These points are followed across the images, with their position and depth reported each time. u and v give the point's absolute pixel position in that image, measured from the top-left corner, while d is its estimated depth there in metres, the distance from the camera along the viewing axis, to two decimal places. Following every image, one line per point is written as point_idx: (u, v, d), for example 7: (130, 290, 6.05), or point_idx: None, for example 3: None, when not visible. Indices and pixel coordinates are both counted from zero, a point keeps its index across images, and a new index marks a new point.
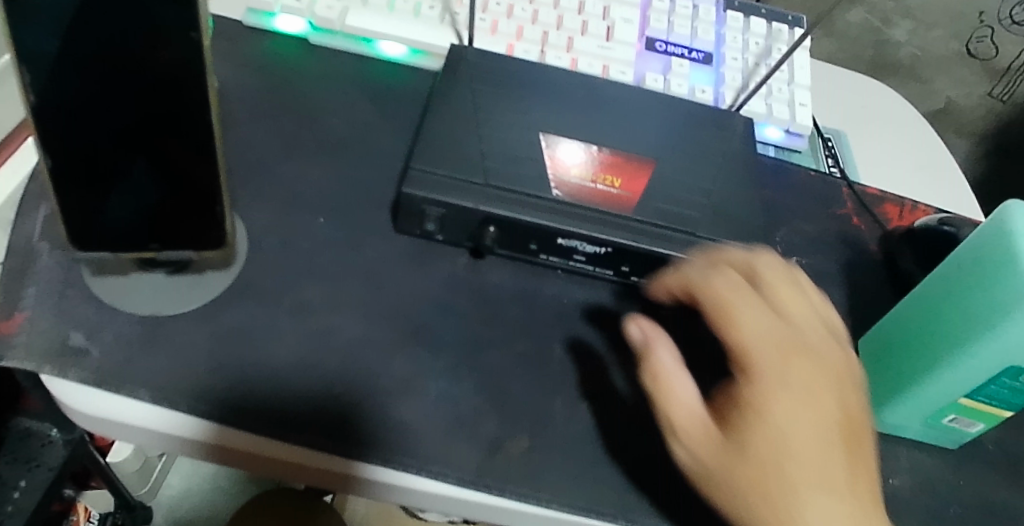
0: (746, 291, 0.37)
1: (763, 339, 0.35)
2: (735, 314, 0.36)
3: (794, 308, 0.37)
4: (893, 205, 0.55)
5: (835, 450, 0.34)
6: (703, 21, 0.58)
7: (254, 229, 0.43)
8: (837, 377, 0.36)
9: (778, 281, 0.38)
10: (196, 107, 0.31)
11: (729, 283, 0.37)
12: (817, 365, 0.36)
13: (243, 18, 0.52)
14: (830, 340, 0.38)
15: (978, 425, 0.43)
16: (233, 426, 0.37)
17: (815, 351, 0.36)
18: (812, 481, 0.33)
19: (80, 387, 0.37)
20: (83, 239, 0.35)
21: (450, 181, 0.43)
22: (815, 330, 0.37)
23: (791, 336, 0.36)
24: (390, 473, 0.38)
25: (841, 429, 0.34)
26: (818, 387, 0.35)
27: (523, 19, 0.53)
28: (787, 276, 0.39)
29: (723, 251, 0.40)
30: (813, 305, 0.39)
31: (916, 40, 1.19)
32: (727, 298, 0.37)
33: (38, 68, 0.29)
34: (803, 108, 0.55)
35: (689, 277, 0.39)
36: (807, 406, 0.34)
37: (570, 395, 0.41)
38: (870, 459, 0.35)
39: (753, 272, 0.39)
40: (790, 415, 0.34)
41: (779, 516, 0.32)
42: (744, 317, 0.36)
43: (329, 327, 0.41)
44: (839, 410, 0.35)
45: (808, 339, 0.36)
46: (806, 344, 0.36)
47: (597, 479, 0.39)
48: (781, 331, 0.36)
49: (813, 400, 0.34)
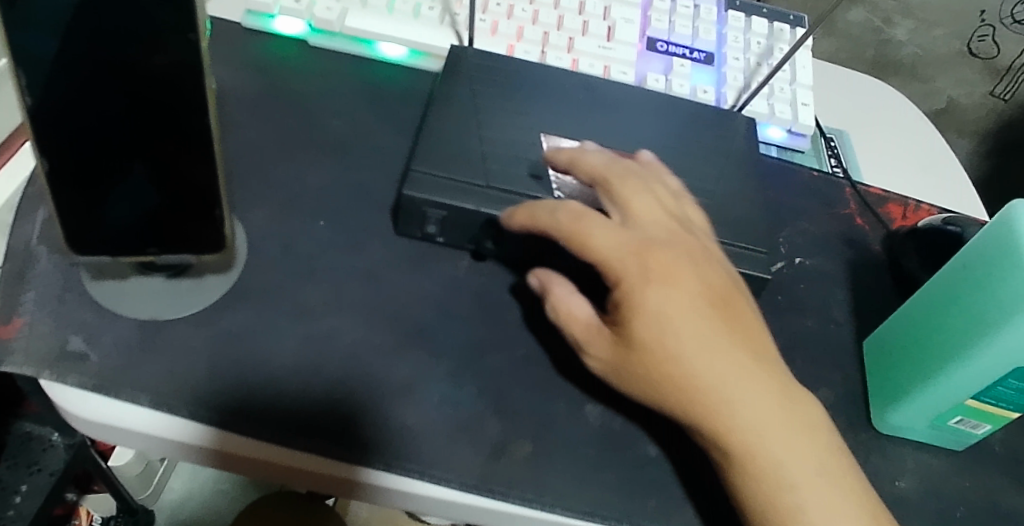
0: (589, 211, 0.38)
1: (616, 246, 0.37)
2: (585, 234, 0.37)
3: (638, 206, 0.39)
4: (897, 205, 0.55)
5: (709, 319, 0.36)
6: (705, 21, 0.57)
7: (254, 232, 0.43)
8: (690, 251, 0.38)
9: (622, 183, 0.40)
10: (196, 110, 0.31)
11: (574, 207, 0.38)
12: (671, 252, 0.37)
13: (242, 20, 0.52)
14: (676, 226, 0.39)
15: (984, 426, 0.42)
16: (234, 431, 0.37)
17: (665, 241, 0.38)
18: (703, 359, 0.35)
19: (79, 392, 0.37)
20: (80, 243, 0.35)
21: (450, 183, 0.42)
22: (658, 217, 0.39)
23: (639, 238, 0.37)
24: (393, 478, 0.37)
25: (711, 304, 0.37)
26: (680, 273, 0.37)
27: (523, 20, 0.53)
28: (626, 175, 0.41)
29: (578, 160, 0.42)
30: (660, 196, 0.41)
31: (916, 39, 1.19)
32: (573, 220, 0.38)
33: (35, 69, 0.28)
34: (805, 107, 0.55)
35: (534, 210, 0.39)
36: (674, 288, 0.36)
37: (574, 399, 0.41)
38: (745, 316, 0.38)
39: (601, 178, 0.41)
40: (662, 308, 0.35)
41: (689, 400, 0.35)
42: (594, 233, 0.37)
43: (330, 331, 0.41)
44: (700, 285, 0.37)
45: (653, 234, 0.38)
46: (648, 238, 0.38)
47: (601, 484, 0.39)
48: (629, 237, 0.37)
49: (675, 282, 0.36)
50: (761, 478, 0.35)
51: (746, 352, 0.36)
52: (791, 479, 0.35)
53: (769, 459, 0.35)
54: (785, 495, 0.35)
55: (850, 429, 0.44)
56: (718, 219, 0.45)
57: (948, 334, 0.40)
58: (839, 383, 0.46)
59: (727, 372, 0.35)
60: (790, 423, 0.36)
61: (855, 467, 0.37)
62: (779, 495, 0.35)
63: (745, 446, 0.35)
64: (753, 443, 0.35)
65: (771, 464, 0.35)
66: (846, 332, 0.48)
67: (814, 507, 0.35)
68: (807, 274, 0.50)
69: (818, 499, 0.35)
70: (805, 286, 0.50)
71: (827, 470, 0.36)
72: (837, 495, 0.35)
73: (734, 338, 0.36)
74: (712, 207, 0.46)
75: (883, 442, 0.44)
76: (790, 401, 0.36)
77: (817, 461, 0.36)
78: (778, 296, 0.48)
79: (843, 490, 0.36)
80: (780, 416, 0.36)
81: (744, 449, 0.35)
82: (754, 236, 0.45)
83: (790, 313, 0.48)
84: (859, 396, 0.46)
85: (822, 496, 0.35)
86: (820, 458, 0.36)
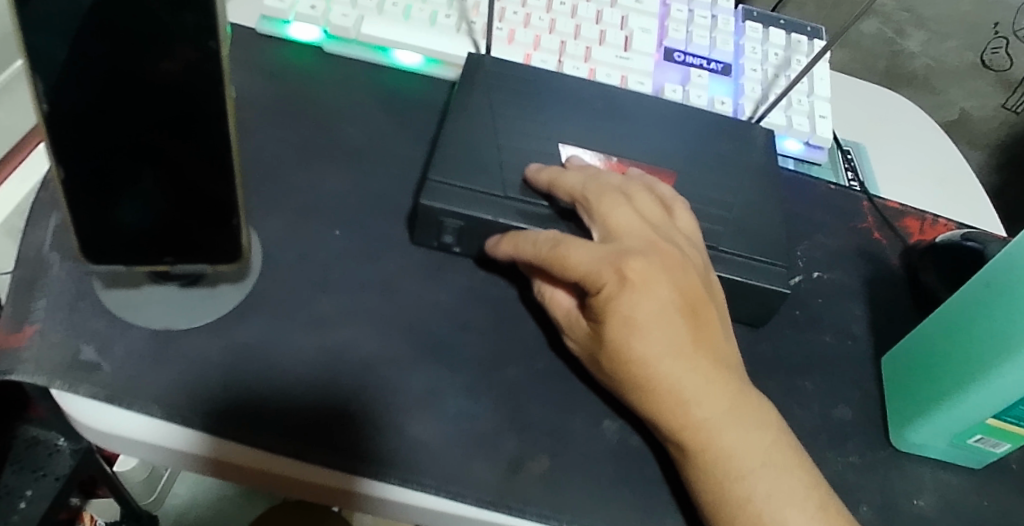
0: (566, 236, 0.38)
1: (592, 257, 0.36)
2: (562, 247, 0.37)
3: (616, 218, 0.39)
4: (914, 219, 0.54)
5: (676, 323, 0.36)
6: (722, 31, 0.57)
7: (268, 241, 0.43)
8: (667, 258, 0.37)
9: (601, 195, 0.40)
10: (215, 118, 0.31)
11: (551, 235, 0.38)
12: (646, 260, 0.36)
13: (256, 26, 0.52)
14: (654, 235, 0.38)
15: (1004, 446, 0.41)
16: (248, 444, 0.36)
17: (641, 250, 0.37)
18: (670, 366, 0.35)
19: (90, 402, 0.37)
20: (94, 252, 0.34)
21: (467, 193, 0.42)
22: (634, 225, 0.39)
23: (613, 247, 0.37)
24: (409, 494, 0.37)
25: (683, 310, 0.36)
26: (656, 280, 0.36)
27: (540, 29, 0.53)
28: (606, 189, 0.40)
29: (556, 182, 0.41)
30: (639, 208, 0.40)
31: (931, 51, 1.16)
32: (551, 247, 0.37)
33: (53, 75, 0.28)
34: (823, 120, 0.54)
35: (517, 239, 0.40)
36: (647, 294, 0.35)
37: (591, 413, 0.40)
38: (713, 321, 0.38)
39: (578, 196, 0.40)
40: (633, 314, 0.35)
41: (658, 399, 0.36)
42: (571, 246, 0.37)
43: (345, 342, 0.40)
44: (673, 291, 0.36)
45: (628, 243, 0.37)
46: (623, 248, 0.37)
47: (619, 500, 0.38)
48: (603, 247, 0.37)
49: (647, 288, 0.35)
50: (711, 470, 0.36)
51: (710, 354, 0.36)
52: (742, 473, 0.35)
53: (720, 453, 0.35)
54: (735, 488, 0.35)
55: (869, 447, 0.44)
56: (738, 231, 0.45)
57: (969, 352, 0.39)
58: (858, 400, 0.45)
59: (688, 371, 0.35)
60: (745, 420, 0.36)
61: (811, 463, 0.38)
62: (730, 488, 0.35)
63: (699, 440, 0.36)
64: (707, 438, 0.36)
65: (724, 459, 0.35)
66: (865, 348, 0.48)
67: (763, 501, 0.35)
68: (825, 289, 0.50)
69: (767, 493, 0.35)
70: (823, 301, 0.49)
71: (780, 466, 0.36)
72: (789, 490, 0.36)
73: (700, 342, 0.36)
74: (731, 220, 0.45)
75: (904, 461, 0.43)
76: (745, 398, 0.37)
77: (770, 457, 0.36)
78: (796, 311, 0.48)
79: (797, 486, 0.36)
80: (737, 414, 0.36)
81: (698, 443, 0.36)
82: (774, 249, 0.44)
83: (808, 328, 0.47)
84: (878, 412, 0.45)
85: (773, 491, 0.35)
86: (774, 454, 0.36)
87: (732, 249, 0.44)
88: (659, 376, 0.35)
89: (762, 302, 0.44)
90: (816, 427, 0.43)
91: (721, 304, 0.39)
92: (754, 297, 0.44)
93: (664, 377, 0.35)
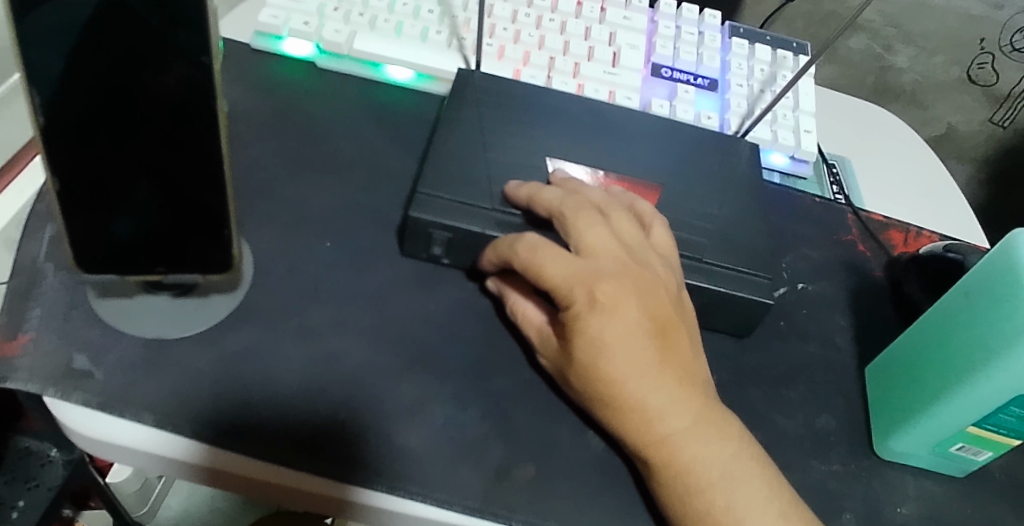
0: (545, 243, 0.38)
1: (565, 274, 0.37)
2: (536, 261, 0.37)
3: (591, 237, 0.39)
4: (898, 231, 0.55)
5: (644, 343, 0.37)
6: (708, 48, 0.58)
7: (259, 252, 0.43)
8: (638, 279, 0.38)
9: (578, 213, 0.40)
10: (207, 132, 0.31)
11: (532, 239, 0.38)
12: (614, 282, 0.37)
13: (251, 41, 0.53)
14: (627, 257, 0.39)
15: (985, 453, 0.42)
16: (236, 452, 0.37)
17: (612, 272, 0.38)
18: (635, 384, 0.36)
19: (81, 410, 0.37)
20: (88, 261, 0.35)
21: (456, 206, 0.43)
22: (611, 244, 0.39)
23: (585, 267, 0.37)
24: (397, 502, 0.37)
25: (650, 331, 0.37)
26: (624, 299, 0.37)
27: (530, 45, 0.54)
28: (581, 207, 0.40)
29: (535, 197, 0.41)
30: (615, 228, 0.41)
31: (917, 66, 1.17)
32: (529, 252, 0.38)
33: (53, 86, 0.29)
34: (807, 135, 0.55)
35: (499, 244, 0.40)
36: (616, 316, 0.36)
37: (577, 422, 0.41)
38: (680, 338, 0.38)
39: (555, 211, 0.41)
40: (601, 333, 0.36)
41: (625, 414, 0.36)
42: (547, 259, 0.37)
43: (334, 351, 0.41)
44: (641, 311, 0.37)
45: (602, 262, 0.38)
46: (596, 268, 0.37)
47: (604, 508, 0.39)
48: (578, 265, 0.37)
49: (617, 311, 0.36)
50: (673, 485, 0.36)
51: (675, 372, 0.37)
52: (704, 486, 0.36)
53: (682, 466, 0.36)
54: (697, 500, 0.36)
55: (852, 455, 0.44)
56: (723, 243, 0.45)
57: (949, 361, 0.40)
58: (841, 409, 0.46)
59: (654, 388, 0.36)
60: (710, 434, 0.37)
61: (779, 474, 0.38)
62: (691, 500, 0.36)
63: (663, 454, 0.36)
64: (671, 452, 0.36)
65: (687, 471, 0.36)
66: (848, 358, 0.48)
67: (723, 512, 0.36)
68: (809, 300, 0.50)
69: (727, 505, 0.36)
70: (807, 311, 0.50)
71: (742, 478, 0.36)
72: (749, 505, 0.36)
73: (667, 361, 0.37)
74: (715, 233, 0.46)
75: (885, 469, 0.44)
76: (711, 414, 0.37)
77: (731, 471, 0.36)
78: (780, 322, 0.49)
79: (758, 499, 0.36)
80: (701, 429, 0.37)
81: (662, 456, 0.36)
82: (758, 260, 0.45)
83: (792, 339, 0.48)
84: (861, 422, 0.46)
85: (732, 502, 0.36)
86: (736, 468, 0.37)
87: (716, 262, 0.44)
88: (624, 393, 0.36)
89: (746, 313, 0.45)
90: (799, 436, 0.44)
91: (691, 323, 0.40)
92: (738, 308, 0.45)
93: (629, 394, 0.36)
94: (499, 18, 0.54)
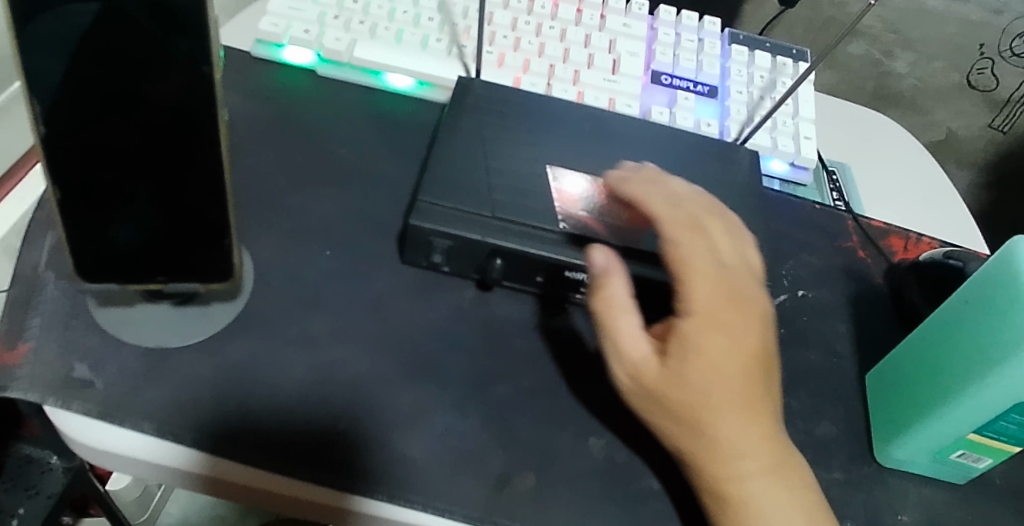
0: (701, 225, 0.39)
1: (710, 274, 0.37)
2: (683, 247, 0.38)
3: (725, 246, 0.39)
4: (898, 238, 0.55)
5: (749, 372, 0.36)
6: (708, 55, 0.58)
7: (259, 260, 0.43)
8: (753, 310, 0.38)
9: (712, 219, 0.40)
10: (207, 140, 0.32)
11: (684, 218, 0.39)
12: (736, 301, 0.37)
13: (252, 49, 0.53)
14: (746, 282, 0.39)
15: (986, 460, 0.42)
16: (237, 461, 0.37)
17: (737, 291, 0.38)
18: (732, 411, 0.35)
19: (81, 419, 0.37)
20: (89, 270, 0.35)
21: (457, 214, 0.43)
22: (737, 263, 0.39)
23: (721, 275, 0.38)
24: (397, 511, 0.37)
25: (755, 362, 0.37)
26: (741, 320, 0.37)
27: (529, 53, 0.54)
28: (715, 215, 0.41)
29: (663, 182, 0.42)
30: (738, 244, 0.40)
31: (917, 71, 1.07)
32: (681, 226, 0.39)
33: (51, 95, 0.29)
34: (807, 141, 0.55)
35: (638, 188, 0.41)
36: (735, 336, 0.36)
37: (577, 431, 0.41)
38: (776, 381, 0.38)
39: (690, 205, 0.41)
40: (716, 348, 0.35)
41: (715, 437, 0.35)
42: (693, 252, 0.38)
43: (334, 360, 0.41)
44: (753, 340, 0.37)
45: (731, 279, 0.38)
46: (730, 281, 0.38)
47: (605, 516, 0.38)
48: (715, 271, 0.38)
49: (737, 330, 0.36)
50: None
51: (768, 411, 0.37)
52: None
53: (754, 509, 0.35)
54: None
55: (853, 463, 0.44)
56: None
57: (949, 369, 0.40)
58: (842, 416, 0.46)
59: (747, 422, 0.35)
60: (785, 483, 0.36)
61: None
62: None
63: (739, 491, 0.35)
64: (747, 493, 0.35)
65: (744, 510, 0.35)
66: (849, 365, 0.48)
67: None
68: (809, 307, 0.50)
69: None
70: (807, 319, 0.50)
71: None
72: None
73: (762, 399, 0.36)
74: None
75: (886, 476, 0.44)
76: (788, 462, 0.36)
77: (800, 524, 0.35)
78: (781, 329, 0.49)
79: None
80: (777, 477, 0.36)
81: (735, 494, 0.35)
82: None
83: (793, 345, 0.48)
84: (862, 429, 0.46)
85: None
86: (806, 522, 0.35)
87: None
88: (719, 417, 0.35)
89: None
90: (800, 443, 0.44)
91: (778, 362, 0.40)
92: None
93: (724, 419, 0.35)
94: (499, 26, 0.55)
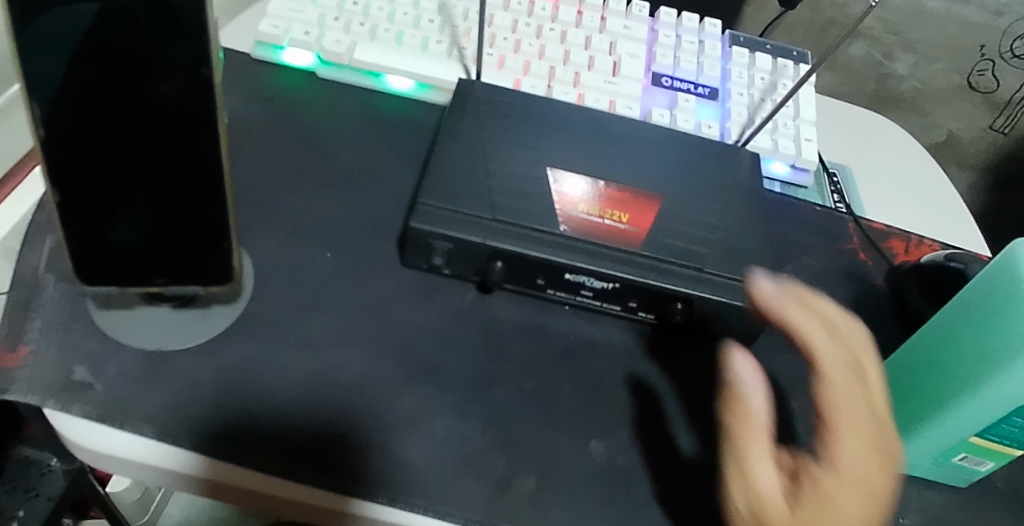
0: (858, 362, 0.35)
1: (864, 419, 0.33)
2: (836, 385, 0.34)
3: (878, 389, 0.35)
4: (899, 240, 0.55)
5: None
6: (709, 57, 0.58)
7: (258, 263, 0.43)
8: (895, 461, 0.33)
9: (868, 355, 0.36)
10: (207, 142, 0.31)
11: (841, 350, 0.35)
12: (884, 447, 0.33)
13: (253, 51, 0.53)
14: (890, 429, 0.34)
15: (987, 463, 0.42)
16: (237, 464, 0.37)
17: (886, 437, 0.33)
18: None
19: (81, 422, 0.37)
20: (88, 272, 0.35)
21: (457, 217, 0.43)
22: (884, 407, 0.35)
23: (874, 421, 0.33)
24: (397, 514, 0.37)
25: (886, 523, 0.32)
26: (883, 468, 0.32)
27: (530, 55, 0.54)
28: (869, 346, 0.36)
29: (817, 302, 0.37)
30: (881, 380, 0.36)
31: (919, 73, 1.05)
32: (840, 364, 0.34)
33: (51, 98, 0.29)
34: (808, 143, 0.55)
35: (793, 309, 0.36)
36: (876, 493, 0.32)
37: (577, 434, 0.41)
38: None
39: (844, 337, 0.36)
40: (858, 499, 0.31)
41: None
42: (846, 391, 0.34)
43: (333, 363, 0.41)
44: (891, 499, 0.32)
45: (877, 422, 0.34)
46: (881, 426, 0.33)
47: (606, 520, 0.38)
48: (868, 413, 0.33)
49: (880, 484, 0.32)
50: None
51: None
52: None
53: None
54: None
55: None
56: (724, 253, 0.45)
57: (949, 371, 0.40)
58: None
59: None
60: None
61: None
62: None
63: None
64: None
65: None
66: None
67: None
68: None
69: None
70: None
71: None
72: None
73: None
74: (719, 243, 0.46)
75: None
76: None
77: None
78: None
79: None
80: None
81: None
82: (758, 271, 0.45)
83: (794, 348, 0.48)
84: None
85: None
86: None
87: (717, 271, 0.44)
88: None
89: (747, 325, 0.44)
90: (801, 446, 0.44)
91: None
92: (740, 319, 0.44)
93: None
94: (499, 28, 0.55)
